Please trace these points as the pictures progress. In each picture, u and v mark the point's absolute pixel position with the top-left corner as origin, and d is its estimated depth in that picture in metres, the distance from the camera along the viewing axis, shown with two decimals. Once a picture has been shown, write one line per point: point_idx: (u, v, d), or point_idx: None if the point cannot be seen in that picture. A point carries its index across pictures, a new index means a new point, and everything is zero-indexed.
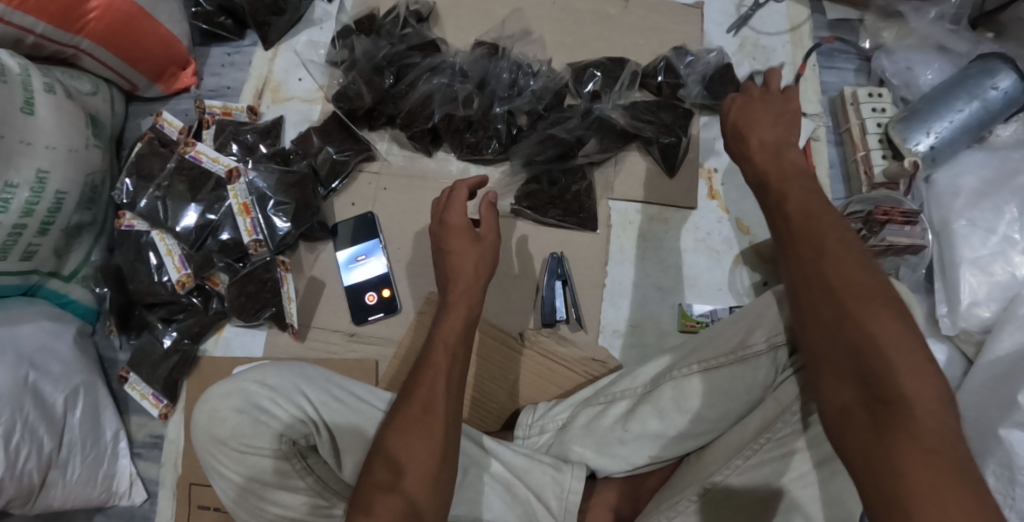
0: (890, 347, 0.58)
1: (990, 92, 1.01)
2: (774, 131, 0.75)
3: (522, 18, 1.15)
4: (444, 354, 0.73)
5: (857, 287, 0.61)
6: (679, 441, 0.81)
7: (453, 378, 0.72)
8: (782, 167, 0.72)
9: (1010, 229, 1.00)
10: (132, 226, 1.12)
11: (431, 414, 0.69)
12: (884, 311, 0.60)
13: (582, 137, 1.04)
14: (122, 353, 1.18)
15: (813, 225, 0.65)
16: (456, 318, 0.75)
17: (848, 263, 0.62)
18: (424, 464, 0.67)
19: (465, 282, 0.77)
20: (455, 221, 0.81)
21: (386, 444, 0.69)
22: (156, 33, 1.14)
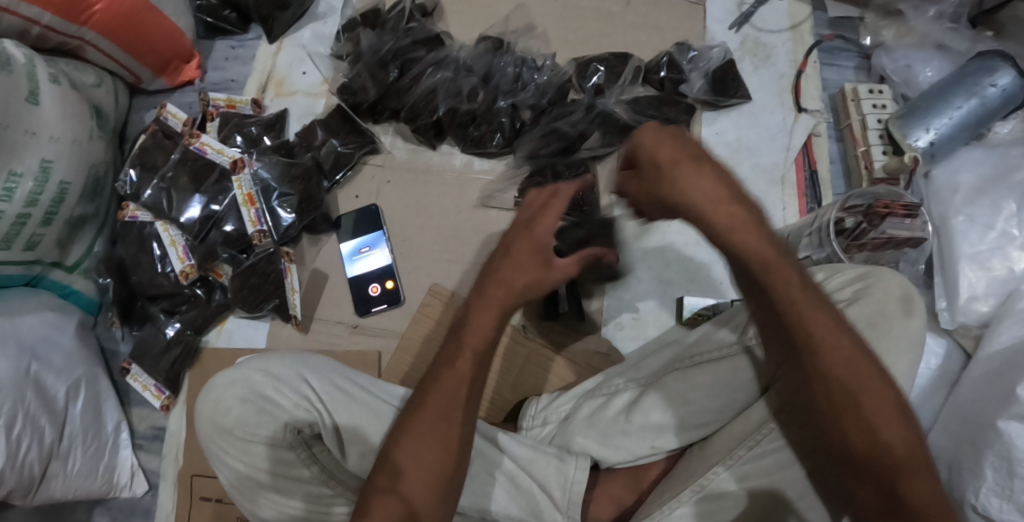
0: (912, 466, 0.63)
1: (988, 89, 1.02)
2: (710, 180, 0.68)
3: (527, 14, 1.16)
4: (468, 360, 0.71)
5: (875, 407, 0.65)
6: (682, 432, 0.82)
7: (475, 389, 0.71)
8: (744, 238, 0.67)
9: (1008, 225, 1.01)
10: (135, 218, 1.12)
11: (444, 422, 0.69)
12: (898, 428, 0.64)
13: (584, 132, 1.05)
14: (123, 345, 1.18)
15: (824, 343, 0.66)
16: (487, 321, 0.72)
17: (861, 380, 0.65)
18: (432, 472, 0.68)
19: (508, 290, 0.73)
20: (536, 230, 0.74)
21: (396, 446, 0.69)
22: (161, 26, 1.14)
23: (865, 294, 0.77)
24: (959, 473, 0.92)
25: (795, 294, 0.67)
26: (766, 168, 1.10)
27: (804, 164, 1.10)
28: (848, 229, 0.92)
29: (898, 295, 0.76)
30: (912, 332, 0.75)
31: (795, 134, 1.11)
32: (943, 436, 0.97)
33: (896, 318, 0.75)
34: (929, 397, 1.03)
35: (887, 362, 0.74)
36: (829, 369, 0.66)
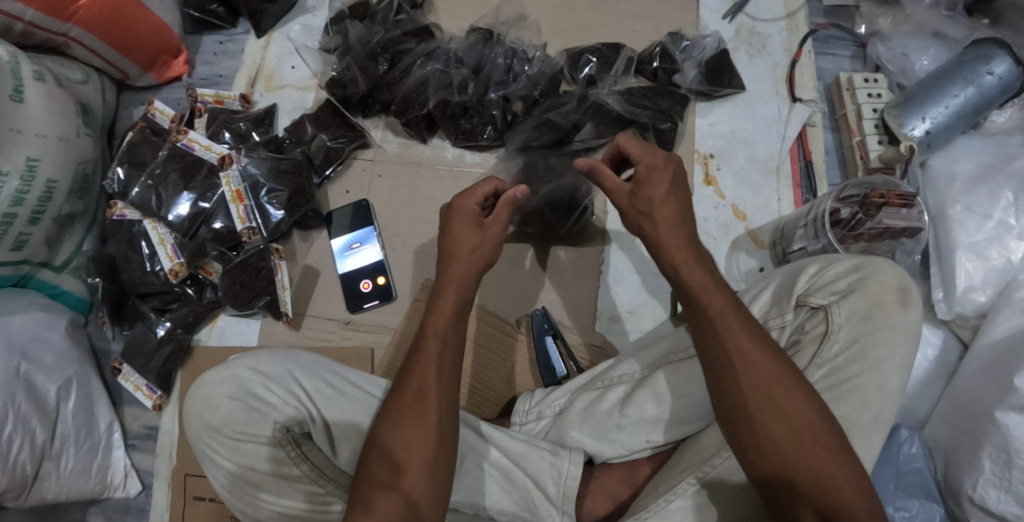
0: (836, 472, 0.65)
1: (985, 77, 1.01)
2: (672, 210, 0.74)
3: (518, 4, 1.15)
4: (433, 339, 0.72)
5: (802, 419, 0.66)
6: (677, 427, 0.81)
7: (445, 366, 0.71)
8: (686, 265, 0.72)
9: (1005, 215, 1.00)
10: (124, 216, 1.11)
11: (422, 402, 0.69)
12: (823, 437, 0.66)
13: (577, 123, 1.01)
14: (115, 345, 1.17)
15: (754, 361, 0.68)
16: (448, 300, 0.74)
17: (791, 397, 0.67)
18: (418, 453, 0.68)
19: (464, 265, 0.76)
20: (463, 206, 0.78)
21: (381, 434, 0.69)
22: (148, 21, 1.13)
23: (861, 286, 0.75)
24: (958, 466, 0.92)
25: (729, 319, 0.70)
26: (762, 159, 1.08)
27: (798, 154, 1.09)
28: (843, 219, 0.91)
29: (894, 287, 0.75)
30: (907, 324, 0.74)
31: (790, 124, 1.10)
32: (942, 428, 0.96)
33: (893, 310, 0.74)
34: (927, 389, 1.02)
35: (881, 356, 0.73)
36: (755, 386, 0.68)
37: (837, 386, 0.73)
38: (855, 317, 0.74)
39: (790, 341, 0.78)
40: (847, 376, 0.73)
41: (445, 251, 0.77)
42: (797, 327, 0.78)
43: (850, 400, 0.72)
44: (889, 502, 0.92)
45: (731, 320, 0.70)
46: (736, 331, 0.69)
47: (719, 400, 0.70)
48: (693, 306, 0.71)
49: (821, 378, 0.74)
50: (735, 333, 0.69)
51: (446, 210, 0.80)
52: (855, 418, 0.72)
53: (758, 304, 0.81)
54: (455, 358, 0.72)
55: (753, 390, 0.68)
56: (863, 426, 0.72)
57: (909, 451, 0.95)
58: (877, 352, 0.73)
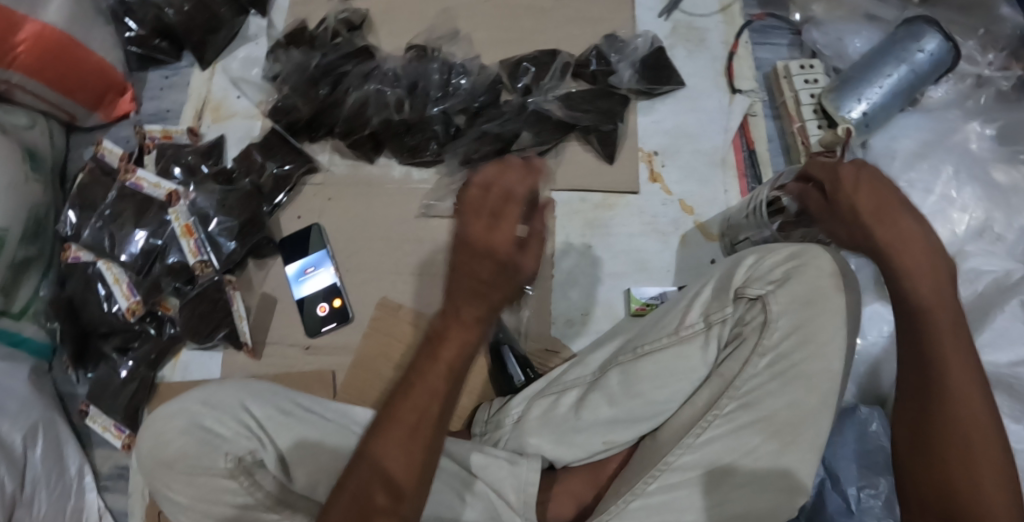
0: (973, 484, 0.66)
1: (917, 55, 1.02)
2: (911, 226, 0.72)
3: (451, 19, 1.16)
4: (439, 376, 0.63)
5: (982, 441, 0.67)
6: (632, 425, 0.81)
7: (445, 399, 0.64)
8: (918, 268, 0.71)
9: (947, 188, 1.02)
10: (78, 258, 1.10)
11: (411, 447, 0.63)
12: (996, 465, 0.66)
13: (516, 131, 1.04)
14: (81, 387, 1.17)
15: (959, 377, 0.68)
16: (459, 330, 0.63)
17: (981, 416, 0.68)
18: (399, 499, 0.62)
19: (484, 307, 0.62)
20: (497, 239, 0.61)
21: (361, 469, 0.63)
22: (91, 61, 1.14)
23: (798, 272, 0.76)
24: None
25: (942, 325, 0.70)
26: (706, 152, 1.09)
27: (742, 144, 1.10)
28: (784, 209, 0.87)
29: (831, 271, 0.76)
30: (846, 306, 0.75)
31: (732, 115, 1.11)
32: None
33: (831, 294, 0.75)
34: (884, 366, 1.03)
35: (825, 340, 0.74)
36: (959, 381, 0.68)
37: (781, 373, 0.74)
38: (794, 304, 0.75)
39: (733, 333, 0.78)
40: (792, 362, 0.74)
41: (463, 275, 0.62)
42: (738, 319, 0.78)
43: (796, 385, 0.73)
44: (851, 482, 0.91)
45: (945, 327, 0.70)
46: (947, 338, 0.69)
47: (911, 386, 0.71)
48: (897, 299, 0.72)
49: (766, 365, 0.75)
50: (944, 338, 0.69)
51: (468, 225, 0.62)
52: (804, 403, 0.73)
53: (701, 298, 0.81)
54: (451, 401, 0.65)
55: (948, 406, 0.68)
56: (810, 411, 0.73)
57: (870, 429, 0.93)
58: (820, 336, 0.74)
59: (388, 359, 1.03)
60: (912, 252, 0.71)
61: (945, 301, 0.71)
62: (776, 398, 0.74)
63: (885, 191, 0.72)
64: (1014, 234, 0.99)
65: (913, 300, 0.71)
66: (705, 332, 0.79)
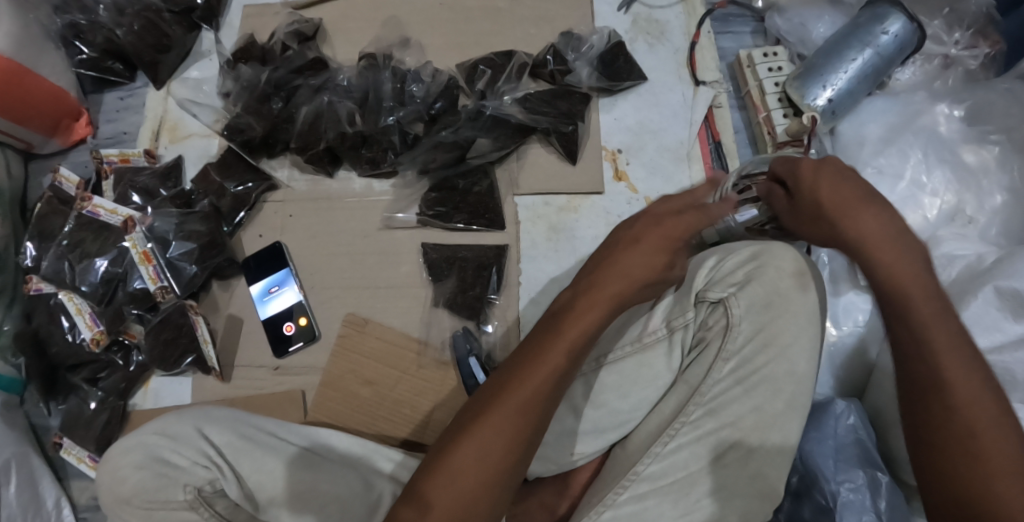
0: (986, 471, 0.62)
1: (881, 37, 1.00)
2: (875, 211, 0.70)
3: (399, 26, 1.15)
4: (561, 349, 0.64)
5: (989, 430, 0.63)
6: (600, 435, 0.80)
7: (532, 419, 0.62)
8: (888, 255, 0.68)
9: (917, 173, 1.01)
10: (41, 290, 1.06)
11: (518, 420, 0.62)
12: (1005, 450, 0.62)
13: (472, 138, 1.03)
14: (54, 420, 1.10)
15: (952, 367, 0.64)
16: (587, 306, 0.66)
17: (988, 405, 0.64)
18: (493, 472, 0.61)
19: (618, 293, 0.67)
20: (671, 227, 0.70)
21: (466, 435, 0.62)
22: (41, 87, 1.09)
23: (758, 274, 0.75)
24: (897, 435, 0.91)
25: (926, 311, 0.66)
26: (671, 147, 1.07)
27: (708, 137, 1.08)
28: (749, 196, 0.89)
29: (790, 272, 0.75)
30: (809, 306, 0.74)
31: (696, 108, 1.09)
32: (878, 396, 0.95)
33: (792, 294, 0.74)
34: (861, 356, 1.01)
35: (786, 342, 0.73)
36: (947, 365, 0.65)
37: (746, 378, 0.73)
38: (754, 307, 0.74)
39: (695, 338, 0.77)
40: (755, 367, 0.73)
41: (617, 252, 0.69)
42: (700, 324, 0.77)
43: (762, 390, 0.73)
44: (831, 478, 0.88)
45: (933, 316, 0.66)
46: (935, 328, 0.65)
47: (908, 377, 0.67)
48: (881, 293, 0.69)
49: (729, 371, 0.73)
50: (931, 327, 0.65)
51: (649, 215, 0.72)
52: (769, 408, 0.73)
53: (662, 303, 0.80)
54: (564, 381, 0.65)
55: (939, 388, 0.65)
56: (776, 414, 0.72)
57: (847, 423, 0.92)
58: (782, 338, 0.73)
59: (357, 376, 1.02)
60: (881, 242, 0.68)
61: (931, 291, 0.67)
62: (740, 403, 0.73)
63: (851, 186, 0.71)
64: (986, 217, 0.97)
65: (896, 292, 0.67)
66: (667, 338, 0.78)
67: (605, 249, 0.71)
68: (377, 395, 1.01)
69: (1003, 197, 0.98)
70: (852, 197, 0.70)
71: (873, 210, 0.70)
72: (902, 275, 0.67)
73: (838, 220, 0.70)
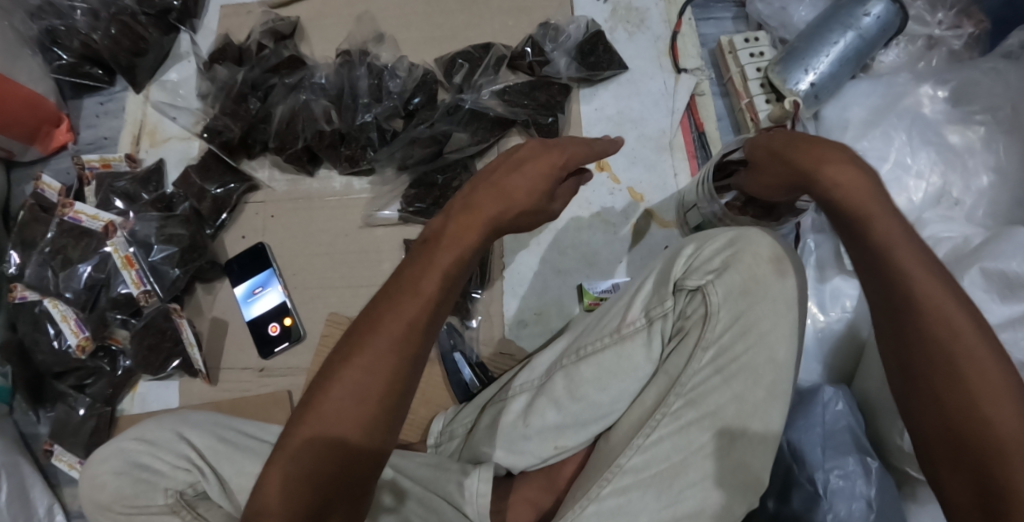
0: (979, 398, 0.59)
1: (862, 19, 0.98)
2: (837, 152, 0.69)
3: (371, 21, 1.14)
4: (440, 271, 0.60)
5: (980, 354, 0.60)
6: (582, 428, 0.79)
7: (371, 378, 0.56)
8: (859, 189, 0.67)
9: (901, 155, 0.99)
10: (25, 298, 1.05)
11: (394, 356, 0.57)
12: (995, 373, 0.60)
13: (449, 133, 1.03)
14: (44, 427, 1.09)
15: (930, 295, 0.62)
16: (466, 230, 0.62)
17: (973, 326, 0.61)
18: (366, 413, 0.56)
19: (463, 244, 0.61)
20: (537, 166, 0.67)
21: (338, 376, 0.56)
22: (18, 95, 1.08)
23: (735, 261, 0.74)
24: (886, 421, 0.90)
25: (893, 235, 0.65)
26: (653, 136, 1.06)
27: (690, 126, 1.07)
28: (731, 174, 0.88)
29: (768, 257, 0.74)
30: (788, 292, 0.73)
31: (678, 96, 1.08)
32: (867, 381, 0.94)
33: (771, 280, 0.73)
34: (849, 342, 1.00)
35: (765, 329, 0.72)
36: (926, 293, 0.62)
37: (726, 367, 0.73)
38: (732, 294, 0.73)
39: (675, 328, 0.77)
40: (734, 355, 0.73)
41: (504, 175, 0.66)
42: (679, 313, 0.76)
43: (742, 378, 0.72)
44: (818, 466, 0.88)
45: (899, 239, 0.64)
46: (905, 252, 0.64)
47: (886, 311, 0.64)
48: (849, 225, 0.67)
49: (709, 360, 0.73)
50: (898, 250, 0.64)
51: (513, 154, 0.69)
52: (749, 396, 0.72)
53: (641, 293, 0.79)
54: (443, 311, 0.60)
55: (918, 318, 0.62)
56: (758, 403, 0.72)
57: (835, 409, 0.91)
58: (761, 326, 0.72)
59: None
60: (850, 178, 0.67)
61: (894, 219, 0.66)
62: (717, 394, 0.72)
63: (806, 142, 0.72)
64: (972, 199, 0.97)
65: (863, 223, 0.66)
66: (647, 329, 0.77)
67: (471, 189, 0.66)
68: None
69: (988, 178, 0.97)
70: (817, 140, 0.70)
71: (832, 152, 0.70)
72: (868, 205, 0.66)
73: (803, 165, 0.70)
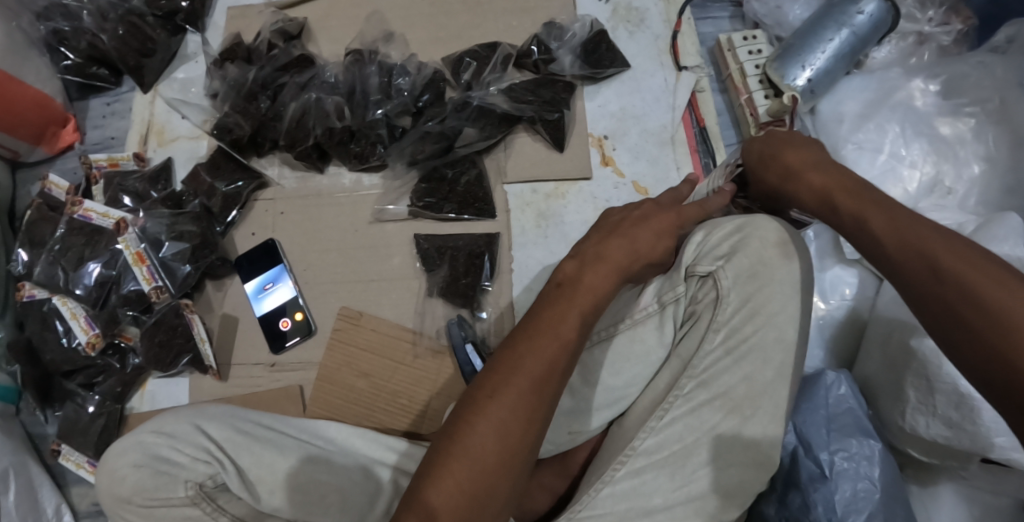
0: (986, 318, 0.58)
1: (856, 17, 1.02)
2: (798, 151, 0.76)
3: (381, 21, 1.16)
4: (574, 317, 0.68)
5: (978, 281, 0.59)
6: (596, 412, 0.82)
7: (525, 404, 0.63)
8: (824, 182, 0.72)
9: (896, 147, 1.03)
10: (34, 296, 1.06)
11: (532, 401, 0.63)
12: (999, 290, 0.58)
13: (460, 128, 1.05)
14: (51, 427, 1.08)
15: (901, 244, 0.64)
16: (599, 278, 0.70)
17: (963, 257, 0.61)
18: (522, 430, 0.63)
19: (609, 271, 0.71)
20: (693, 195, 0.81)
21: (484, 418, 0.62)
22: (25, 95, 1.09)
23: (743, 246, 0.77)
24: (887, 401, 0.93)
25: (854, 206, 0.69)
26: (655, 131, 1.09)
27: (692, 121, 1.10)
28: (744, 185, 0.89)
29: (775, 241, 0.77)
30: (793, 275, 0.76)
31: (678, 93, 1.11)
32: (868, 365, 0.97)
33: (777, 263, 0.76)
34: (850, 329, 1.03)
35: (774, 310, 0.75)
36: (900, 243, 0.64)
37: (736, 348, 0.75)
38: (740, 277, 0.76)
39: (686, 312, 0.79)
40: (744, 336, 0.75)
41: (631, 227, 0.74)
42: (690, 298, 0.79)
43: (751, 359, 0.74)
44: (824, 447, 0.90)
45: (870, 209, 0.68)
46: (875, 221, 0.66)
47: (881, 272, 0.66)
48: (825, 217, 0.72)
49: (720, 342, 0.75)
50: (867, 219, 0.67)
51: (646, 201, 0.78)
52: (759, 376, 0.74)
53: (653, 281, 0.82)
54: (574, 354, 0.67)
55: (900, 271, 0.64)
56: (767, 382, 0.74)
57: (838, 392, 0.94)
58: (769, 308, 0.75)
59: (353, 369, 1.03)
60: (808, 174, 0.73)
61: (863, 195, 0.69)
62: (730, 374, 0.75)
63: (773, 158, 0.78)
64: (965, 187, 1.00)
65: (834, 211, 0.71)
66: (659, 313, 0.80)
67: (594, 228, 0.76)
68: (374, 387, 1.02)
69: (980, 167, 1.01)
70: (785, 154, 0.76)
71: (795, 159, 0.76)
72: (829, 193, 0.71)
73: (775, 180, 0.77)
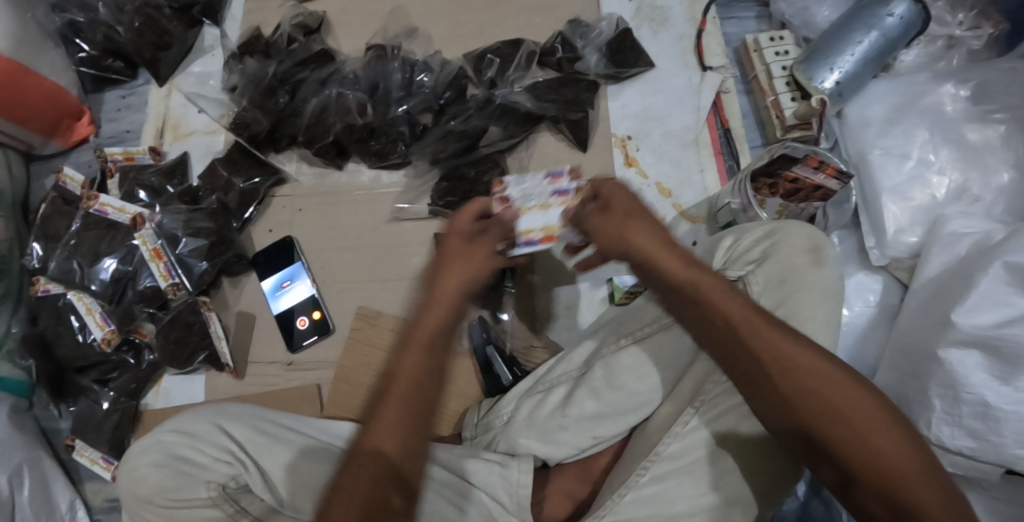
0: (865, 437, 0.62)
1: (886, 19, 0.99)
2: (643, 228, 0.73)
3: (403, 16, 1.15)
4: (410, 360, 0.67)
5: (845, 401, 0.64)
6: (620, 418, 0.80)
7: (363, 456, 0.64)
8: (699, 279, 0.70)
9: (924, 152, 1.01)
10: (48, 291, 1.05)
11: (370, 453, 0.64)
12: (864, 410, 0.63)
13: (483, 126, 1.04)
14: (65, 422, 1.07)
15: (792, 356, 0.65)
16: (431, 321, 0.70)
17: (827, 376, 0.65)
18: (377, 478, 0.64)
19: (433, 314, 0.70)
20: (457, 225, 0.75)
21: (346, 471, 0.65)
22: (41, 87, 1.07)
23: (774, 251, 0.77)
24: None
25: (736, 313, 0.68)
26: (677, 133, 1.08)
27: (716, 123, 1.09)
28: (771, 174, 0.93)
29: (805, 248, 0.76)
30: (827, 282, 0.74)
31: (704, 93, 1.09)
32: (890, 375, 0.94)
33: (807, 269, 0.75)
34: (872, 335, 1.02)
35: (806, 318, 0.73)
36: (785, 360, 0.65)
37: None
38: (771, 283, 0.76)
39: None
40: None
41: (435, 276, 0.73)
42: None
43: None
44: None
45: (747, 319, 0.68)
46: (769, 335, 0.66)
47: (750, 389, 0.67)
48: (702, 317, 0.70)
49: None
50: (747, 335, 0.67)
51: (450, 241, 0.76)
52: None
53: None
54: (430, 395, 0.67)
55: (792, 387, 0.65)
56: None
57: None
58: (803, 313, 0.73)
59: (370, 369, 1.01)
60: (690, 275, 0.70)
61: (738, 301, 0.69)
62: None
63: (646, 259, 0.72)
64: (992, 195, 0.98)
65: (709, 315, 0.69)
66: None
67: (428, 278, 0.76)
68: None
69: (1008, 175, 0.98)
70: (643, 240, 0.72)
71: (653, 241, 0.72)
72: (721, 313, 0.68)
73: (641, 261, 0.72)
